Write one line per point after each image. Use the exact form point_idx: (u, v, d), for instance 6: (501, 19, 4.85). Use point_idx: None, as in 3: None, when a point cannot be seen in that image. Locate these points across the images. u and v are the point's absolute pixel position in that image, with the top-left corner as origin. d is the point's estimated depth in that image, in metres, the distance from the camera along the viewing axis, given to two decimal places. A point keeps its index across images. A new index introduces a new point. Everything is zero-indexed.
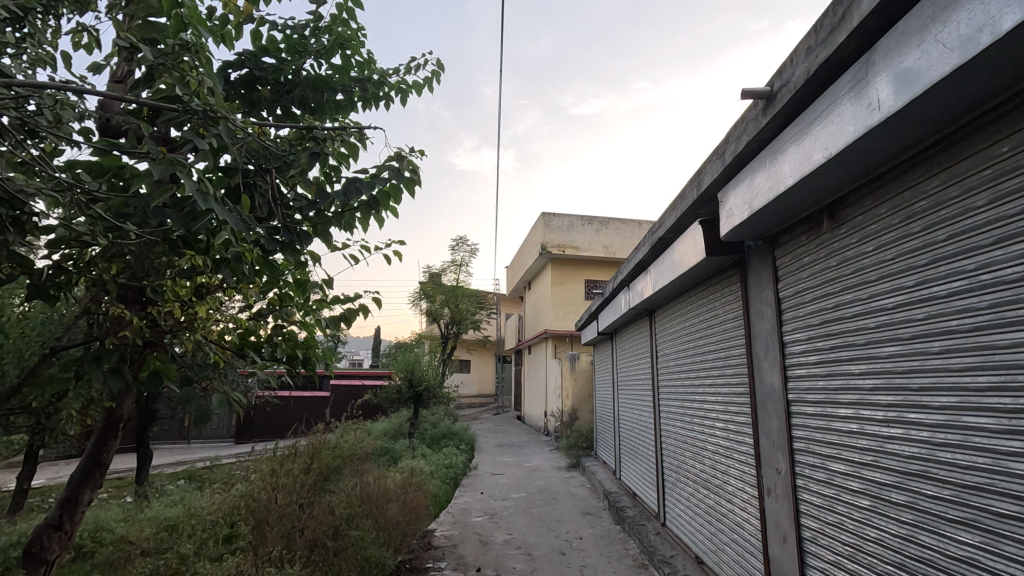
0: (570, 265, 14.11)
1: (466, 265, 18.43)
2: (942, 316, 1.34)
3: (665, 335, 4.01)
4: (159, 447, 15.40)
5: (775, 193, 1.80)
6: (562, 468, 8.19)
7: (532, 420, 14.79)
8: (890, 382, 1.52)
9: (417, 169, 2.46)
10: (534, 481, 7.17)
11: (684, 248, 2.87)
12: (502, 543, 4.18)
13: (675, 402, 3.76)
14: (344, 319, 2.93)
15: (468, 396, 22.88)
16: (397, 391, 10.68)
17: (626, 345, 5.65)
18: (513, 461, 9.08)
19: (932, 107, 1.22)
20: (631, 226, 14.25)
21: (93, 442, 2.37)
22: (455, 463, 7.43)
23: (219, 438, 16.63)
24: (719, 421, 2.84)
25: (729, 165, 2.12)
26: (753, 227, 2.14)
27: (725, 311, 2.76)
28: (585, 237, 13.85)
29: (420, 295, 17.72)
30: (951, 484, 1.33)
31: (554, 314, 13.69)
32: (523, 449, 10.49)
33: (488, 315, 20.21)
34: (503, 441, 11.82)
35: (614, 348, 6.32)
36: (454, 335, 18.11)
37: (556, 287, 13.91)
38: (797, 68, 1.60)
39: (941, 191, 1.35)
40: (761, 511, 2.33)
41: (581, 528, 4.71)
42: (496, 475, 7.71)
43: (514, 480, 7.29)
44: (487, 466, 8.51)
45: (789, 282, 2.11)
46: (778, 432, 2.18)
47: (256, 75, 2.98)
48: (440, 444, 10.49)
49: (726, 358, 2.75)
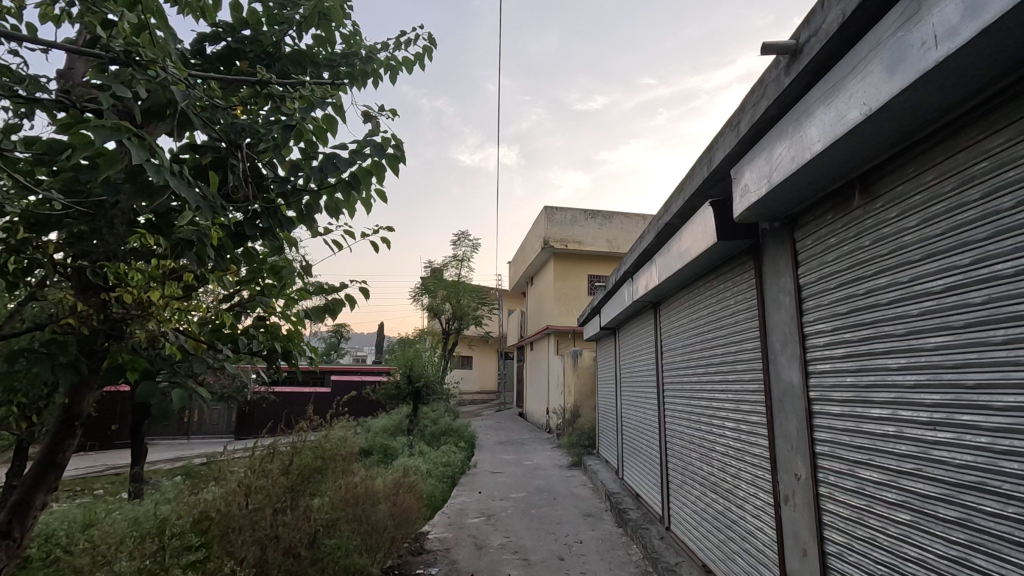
0: (573, 260, 13.89)
1: (468, 261, 18.22)
2: (1008, 299, 1.13)
3: (671, 329, 3.79)
4: (158, 443, 15.30)
5: (799, 162, 1.57)
6: (563, 467, 8.01)
7: (533, 417, 14.61)
8: (938, 378, 1.31)
9: (400, 145, 2.31)
10: (534, 480, 6.97)
11: (692, 234, 2.65)
12: (497, 547, 3.97)
13: (681, 400, 3.55)
14: (327, 309, 2.73)
15: (469, 392, 22.73)
16: (396, 387, 10.51)
17: (629, 341, 5.45)
18: (513, 459, 8.89)
19: (1004, 40, 0.99)
20: (635, 220, 14.01)
21: (48, 441, 2.15)
22: (453, 460, 7.25)
23: (219, 433, 16.54)
24: (730, 421, 2.62)
25: (745, 137, 1.89)
26: (772, 206, 1.91)
27: (737, 302, 2.54)
28: (589, 232, 13.61)
29: (422, 290, 17.53)
30: (1016, 500, 1.12)
31: (556, 310, 13.47)
32: (524, 447, 10.30)
33: (490, 311, 20.02)
34: (504, 439, 11.63)
35: (617, 344, 6.12)
36: (456, 331, 17.93)
37: (559, 282, 13.71)
38: (829, 11, 1.37)
39: (1007, 148, 1.13)
40: (777, 520, 2.11)
41: (582, 530, 4.51)
42: (495, 474, 7.53)
43: (514, 479, 7.10)
44: (487, 464, 8.32)
45: (811, 267, 1.89)
46: (796, 434, 1.97)
47: (234, 48, 2.76)
48: (440, 441, 10.31)
49: (738, 353, 2.53)
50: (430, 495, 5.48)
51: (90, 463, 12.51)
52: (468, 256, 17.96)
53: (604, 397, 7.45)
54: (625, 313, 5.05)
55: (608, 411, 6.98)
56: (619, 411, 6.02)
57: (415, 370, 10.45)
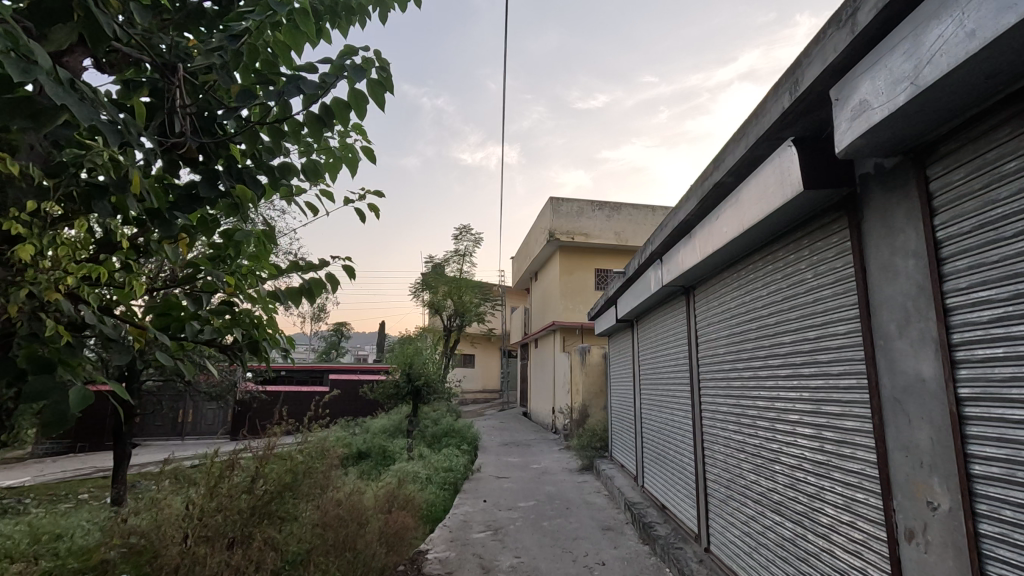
0: (579, 254, 13.34)
1: (470, 256, 17.66)
2: None
3: (708, 316, 3.28)
4: (149, 445, 14.79)
5: (984, 40, 1.03)
6: (574, 471, 7.47)
7: (538, 418, 14.08)
8: None
9: (386, 68, 1.81)
10: (543, 486, 6.44)
11: (755, 192, 2.11)
12: (507, 570, 3.43)
13: (725, 400, 3.01)
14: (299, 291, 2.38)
15: (472, 391, 22.19)
16: (395, 387, 9.95)
17: (651, 334, 4.93)
18: (519, 462, 8.36)
19: None
20: (644, 212, 13.45)
21: None
22: (455, 465, 6.71)
23: (214, 434, 16.08)
24: (808, 428, 2.11)
25: (864, 32, 1.34)
26: (899, 130, 1.37)
27: (816, 277, 2.03)
28: (596, 224, 13.06)
29: (422, 286, 17.00)
30: None
31: (561, 306, 12.92)
32: (530, 449, 9.77)
33: (493, 307, 19.49)
34: (508, 440, 11.09)
35: (634, 337, 5.59)
36: (457, 328, 17.40)
37: (564, 276, 13.17)
38: None
39: None
40: (893, 560, 1.58)
41: (602, 548, 3.96)
42: (501, 479, 7.01)
43: (521, 485, 6.57)
44: (491, 468, 7.78)
45: (959, 213, 1.35)
46: (929, 447, 1.43)
47: None
48: (440, 443, 9.77)
49: (818, 342, 2.03)
50: (430, 505, 5.00)
51: (78, 466, 12.01)
52: (470, 251, 17.41)
53: (618, 396, 6.92)
54: (648, 302, 4.51)
55: (624, 411, 6.45)
56: (637, 411, 5.51)
57: (414, 368, 9.90)
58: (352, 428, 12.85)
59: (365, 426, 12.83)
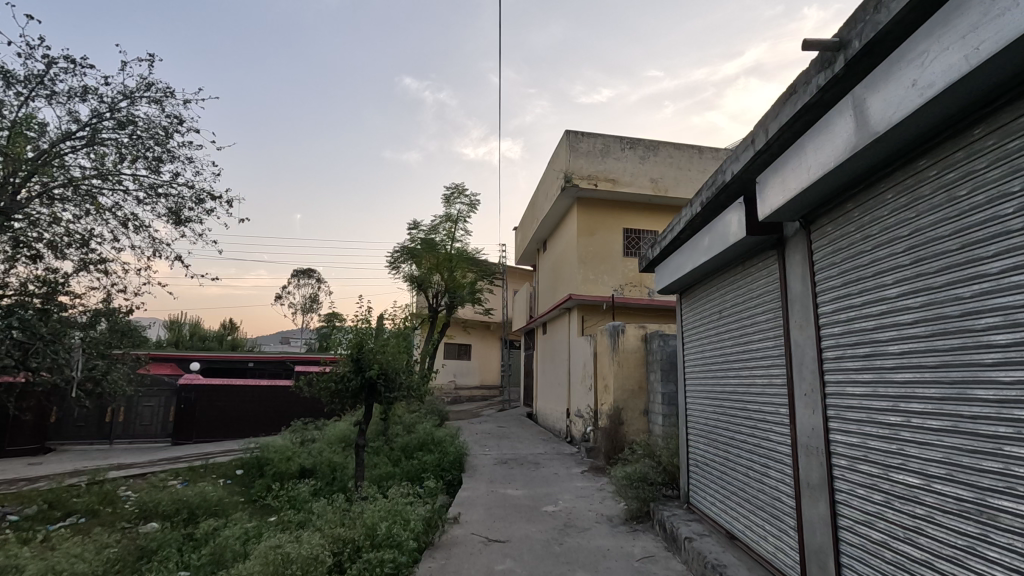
0: (604, 207, 10.20)
1: (464, 221, 14.32)
2: None
3: None
4: (64, 455, 12.04)
5: None
6: (619, 527, 4.32)
7: (548, 421, 11.09)
8: None
9: None
10: (571, 570, 3.34)
11: None
12: None
13: None
14: None
15: (468, 387, 19.14)
16: (340, 380, 6.69)
17: (892, 233, 1.78)
18: (527, 503, 5.21)
19: None
20: (687, 153, 10.26)
21: None
22: (400, 519, 3.65)
23: (151, 437, 13.61)
24: None
25: None
26: None
27: None
28: (625, 167, 9.85)
29: (405, 256, 13.73)
30: None
31: (579, 276, 9.77)
32: (540, 473, 6.71)
33: (493, 285, 16.36)
34: (509, 454, 8.02)
35: (792, 265, 2.47)
36: (446, 310, 14.23)
37: (583, 237, 9.99)
38: None
39: None
40: None
41: None
42: (491, 542, 3.93)
43: (530, 569, 3.39)
44: (477, 515, 4.70)
45: None
46: None
47: None
48: (409, 464, 6.70)
49: None
50: None
51: None
52: (463, 215, 14.11)
53: (709, 395, 3.75)
54: (977, 87, 1.32)
55: (729, 425, 3.31)
56: (799, 436, 2.37)
57: (366, 354, 6.65)
58: (306, 434, 9.83)
59: (323, 432, 9.77)
